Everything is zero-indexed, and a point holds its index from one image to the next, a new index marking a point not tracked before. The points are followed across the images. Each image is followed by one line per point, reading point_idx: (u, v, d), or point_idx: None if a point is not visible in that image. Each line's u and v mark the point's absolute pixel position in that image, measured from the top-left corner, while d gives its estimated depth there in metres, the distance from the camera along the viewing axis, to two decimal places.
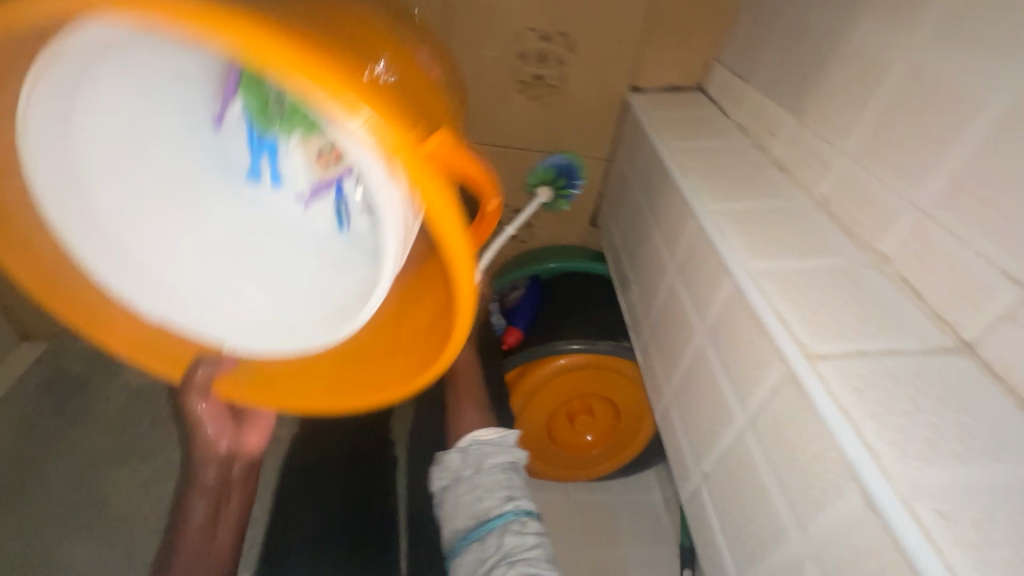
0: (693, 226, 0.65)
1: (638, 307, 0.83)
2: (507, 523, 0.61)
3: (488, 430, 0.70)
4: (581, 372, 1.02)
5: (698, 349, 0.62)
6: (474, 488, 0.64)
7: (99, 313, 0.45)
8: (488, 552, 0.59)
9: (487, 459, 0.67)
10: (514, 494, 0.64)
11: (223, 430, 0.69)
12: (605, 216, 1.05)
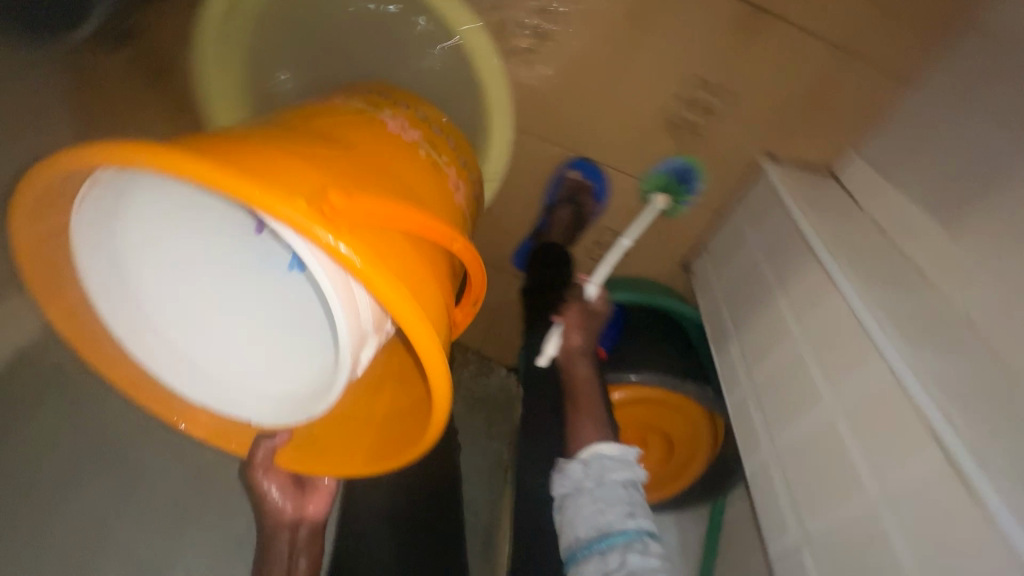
0: (838, 306, 0.69)
1: (738, 362, 0.87)
2: (629, 539, 0.72)
3: (611, 449, 0.82)
4: (644, 402, 1.05)
5: (824, 421, 0.65)
6: (596, 502, 0.76)
7: (148, 386, 0.65)
8: (612, 563, 0.70)
9: (610, 475, 0.79)
10: (634, 512, 0.75)
11: (289, 498, 0.79)
12: (706, 265, 1.09)
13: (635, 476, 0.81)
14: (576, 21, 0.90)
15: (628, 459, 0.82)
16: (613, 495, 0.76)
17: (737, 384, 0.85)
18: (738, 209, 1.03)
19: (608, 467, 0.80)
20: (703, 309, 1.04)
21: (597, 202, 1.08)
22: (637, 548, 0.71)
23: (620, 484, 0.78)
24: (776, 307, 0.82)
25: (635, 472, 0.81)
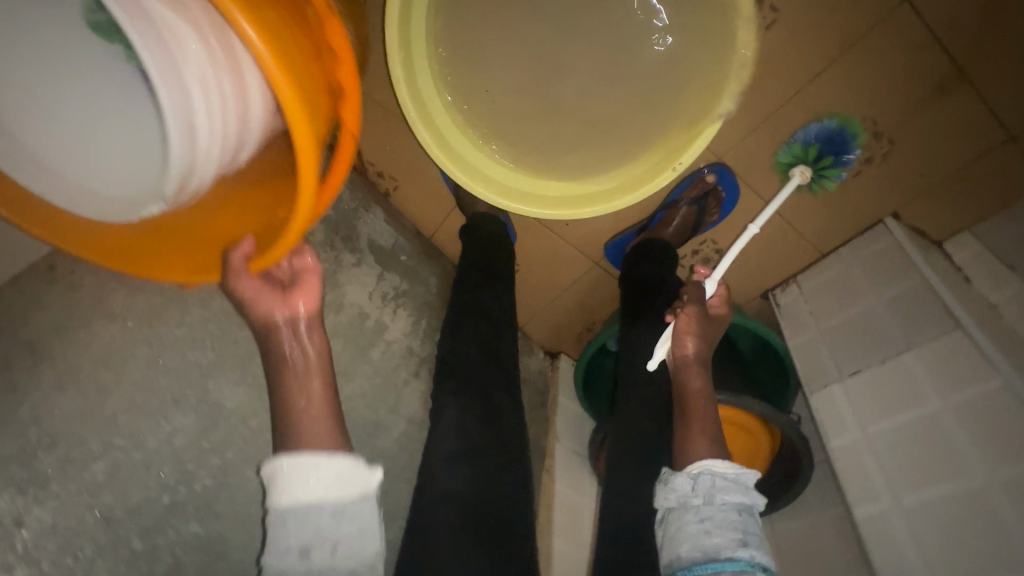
0: (996, 387, 0.72)
1: (842, 408, 0.90)
2: (735, 569, 0.65)
3: (725, 467, 0.74)
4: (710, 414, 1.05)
5: (977, 493, 0.68)
6: (704, 521, 0.69)
7: (98, 238, 0.64)
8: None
9: (721, 496, 0.71)
10: (747, 542, 0.67)
11: (277, 302, 0.68)
12: (795, 301, 1.11)
13: (752, 501, 0.73)
14: (787, 25, 0.84)
15: (745, 482, 0.74)
16: (724, 517, 0.69)
17: (844, 430, 0.87)
18: (848, 256, 1.05)
19: (720, 485, 0.72)
20: (792, 344, 1.06)
21: (720, 214, 1.07)
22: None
23: (733, 508, 0.71)
24: (902, 366, 0.85)
25: (751, 496, 0.73)
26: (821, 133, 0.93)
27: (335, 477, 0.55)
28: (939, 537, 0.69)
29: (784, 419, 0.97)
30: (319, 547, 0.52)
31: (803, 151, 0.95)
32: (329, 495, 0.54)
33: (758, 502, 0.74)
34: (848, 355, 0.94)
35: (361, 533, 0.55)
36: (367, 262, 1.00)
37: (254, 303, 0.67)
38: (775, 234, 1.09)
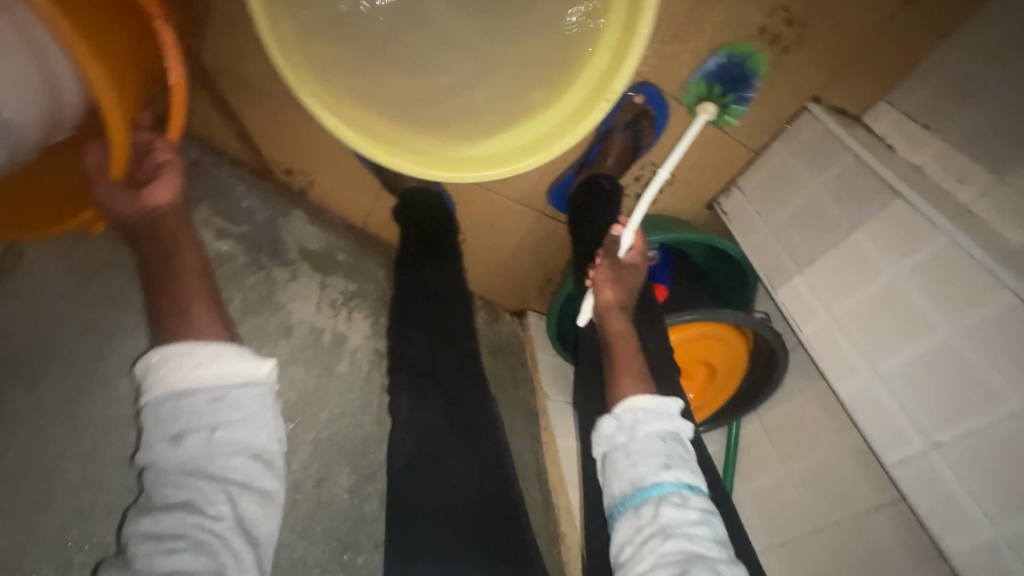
0: (940, 242, 0.76)
1: (805, 295, 0.93)
2: (660, 490, 0.67)
3: (645, 401, 0.77)
4: (685, 335, 1.07)
5: (943, 346, 0.73)
6: (629, 454, 0.72)
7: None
8: (643, 514, 0.67)
9: (642, 427, 0.74)
10: (669, 461, 0.70)
11: (134, 196, 0.68)
12: (739, 204, 1.13)
13: (676, 427, 0.75)
14: None
15: (664, 409, 0.76)
16: (646, 446, 0.72)
17: (813, 318, 0.91)
18: (781, 149, 1.07)
19: (641, 418, 0.75)
20: (746, 247, 1.08)
21: (654, 134, 1.04)
22: (671, 499, 0.66)
23: (657, 436, 0.73)
24: (853, 245, 0.88)
25: (674, 423, 0.75)
26: (721, 69, 0.94)
27: (215, 364, 0.56)
28: (917, 393, 0.74)
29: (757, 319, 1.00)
30: (192, 432, 0.54)
31: (703, 86, 0.96)
32: (206, 379, 0.55)
33: (683, 426, 0.76)
34: (802, 244, 0.97)
35: (247, 422, 0.56)
36: (304, 273, 0.90)
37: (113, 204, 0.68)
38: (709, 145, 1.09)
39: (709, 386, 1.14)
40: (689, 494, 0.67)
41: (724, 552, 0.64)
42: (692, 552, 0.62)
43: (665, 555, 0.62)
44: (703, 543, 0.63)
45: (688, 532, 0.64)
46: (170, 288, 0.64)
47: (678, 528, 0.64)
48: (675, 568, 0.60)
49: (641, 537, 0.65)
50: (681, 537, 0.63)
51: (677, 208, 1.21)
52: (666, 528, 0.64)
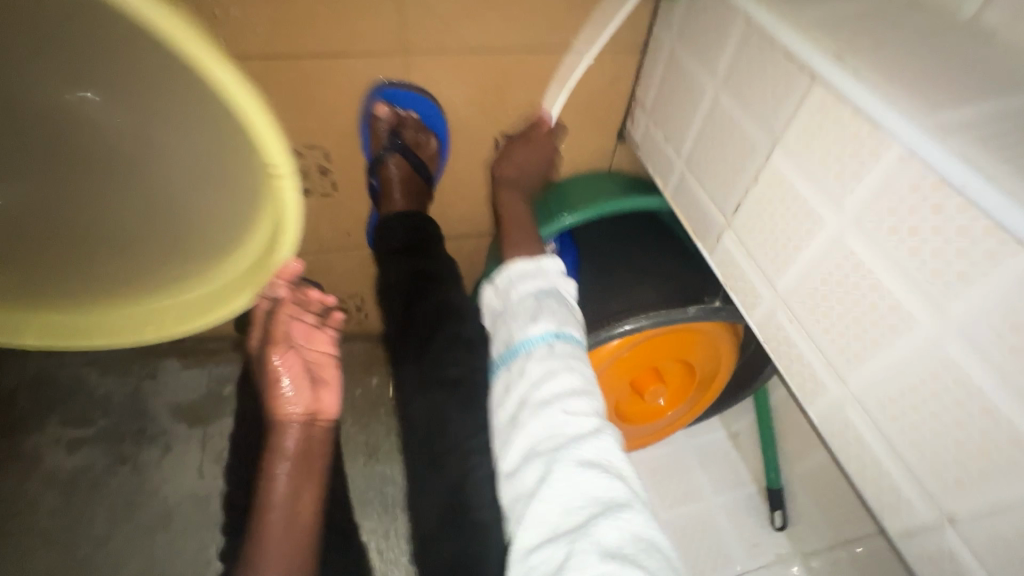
0: (893, 156, 0.41)
1: (742, 262, 0.61)
2: (527, 350, 0.59)
3: (519, 260, 0.66)
4: (644, 342, 0.79)
5: (928, 350, 0.40)
6: (503, 319, 0.63)
7: None
8: (513, 377, 0.59)
9: (516, 288, 0.64)
10: (538, 316, 0.60)
11: (300, 388, 0.58)
12: (646, 129, 0.78)
13: (553, 283, 0.65)
14: None
15: (540, 267, 0.64)
16: (520, 306, 0.63)
17: (757, 297, 0.59)
18: (666, 32, 0.69)
19: (513, 281, 0.65)
20: (666, 193, 0.76)
21: (438, 137, 0.78)
22: (537, 359, 0.58)
23: (529, 295, 0.63)
24: (773, 177, 0.54)
25: (550, 278, 0.64)
26: None
27: None
28: (904, 425, 0.44)
29: (692, 306, 0.72)
30: None
31: None
32: None
33: (563, 281, 0.66)
34: (721, 182, 0.63)
35: None
36: (179, 438, 0.84)
37: (273, 376, 0.58)
38: (563, 73, 0.75)
39: (691, 379, 0.87)
40: (559, 351, 0.58)
41: (603, 423, 0.55)
42: (561, 432, 0.54)
43: (535, 437, 0.55)
44: (578, 417, 0.54)
45: (562, 403, 0.55)
46: (261, 538, 0.52)
47: (550, 399, 0.56)
48: (540, 453, 0.53)
49: (510, 402, 0.59)
50: (552, 410, 0.55)
51: (578, 160, 0.88)
52: (538, 400, 0.56)
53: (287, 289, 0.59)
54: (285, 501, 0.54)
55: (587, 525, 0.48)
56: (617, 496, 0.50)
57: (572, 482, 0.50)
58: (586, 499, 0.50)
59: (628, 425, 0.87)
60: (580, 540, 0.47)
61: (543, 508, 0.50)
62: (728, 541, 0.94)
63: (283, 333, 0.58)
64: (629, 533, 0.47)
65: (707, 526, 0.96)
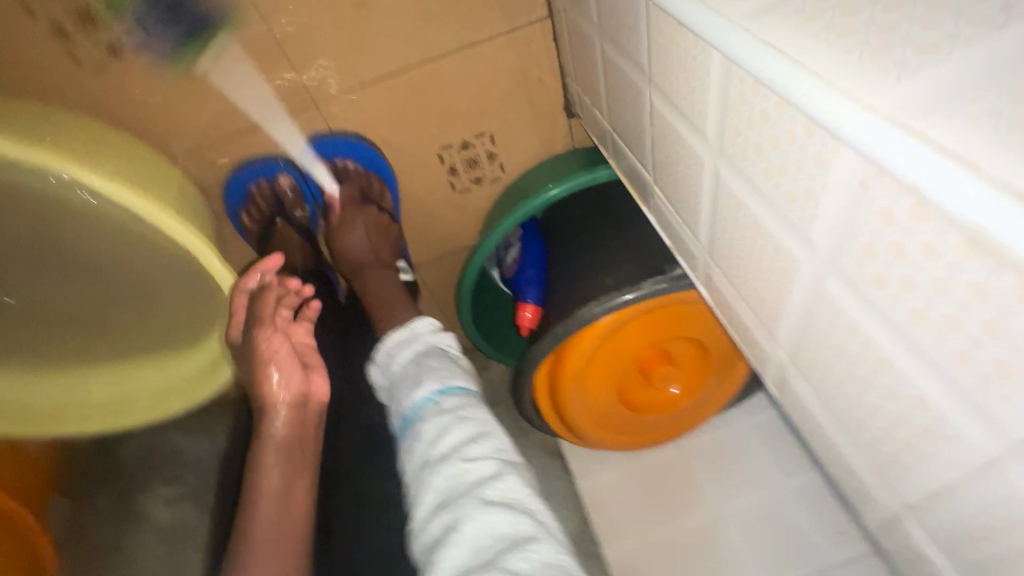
0: (717, 63, 0.33)
1: (675, 220, 0.53)
2: (418, 415, 0.56)
3: (395, 332, 0.64)
4: (634, 324, 0.71)
5: (816, 293, 0.31)
6: (389, 389, 0.59)
7: None
8: (408, 445, 0.55)
9: (396, 359, 0.61)
10: (421, 379, 0.58)
11: (287, 372, 0.57)
12: (582, 100, 0.72)
13: (433, 344, 0.63)
14: None
15: (413, 332, 0.63)
16: (402, 371, 0.60)
17: (695, 255, 0.51)
18: None
19: (392, 352, 0.62)
20: (615, 164, 0.69)
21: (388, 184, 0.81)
22: (428, 418, 0.55)
23: (411, 362, 0.61)
24: (662, 121, 0.46)
25: (429, 341, 0.63)
26: None
27: None
28: (832, 388, 0.34)
29: (644, 279, 0.65)
30: None
31: None
32: None
33: (443, 341, 0.64)
34: (636, 139, 0.56)
35: None
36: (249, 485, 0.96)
37: (261, 359, 0.56)
38: (476, 69, 0.72)
39: (707, 359, 0.77)
40: (447, 406, 0.56)
41: (505, 461, 0.53)
42: (463, 478, 0.51)
43: (439, 493, 0.50)
44: (476, 462, 0.52)
45: (459, 452, 0.52)
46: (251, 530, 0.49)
47: (447, 451, 0.52)
48: (443, 503, 0.49)
49: (410, 469, 0.54)
50: (450, 462, 0.51)
51: (536, 150, 0.84)
52: (435, 456, 0.52)
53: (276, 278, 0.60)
54: (279, 488, 0.52)
55: (497, 558, 0.45)
56: (524, 530, 0.48)
57: (481, 526, 0.47)
58: (493, 536, 0.47)
59: (642, 415, 0.81)
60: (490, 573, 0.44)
61: (450, 554, 0.46)
62: (808, 531, 0.80)
63: (270, 313, 0.57)
64: (539, 563, 0.46)
65: (782, 514, 0.82)
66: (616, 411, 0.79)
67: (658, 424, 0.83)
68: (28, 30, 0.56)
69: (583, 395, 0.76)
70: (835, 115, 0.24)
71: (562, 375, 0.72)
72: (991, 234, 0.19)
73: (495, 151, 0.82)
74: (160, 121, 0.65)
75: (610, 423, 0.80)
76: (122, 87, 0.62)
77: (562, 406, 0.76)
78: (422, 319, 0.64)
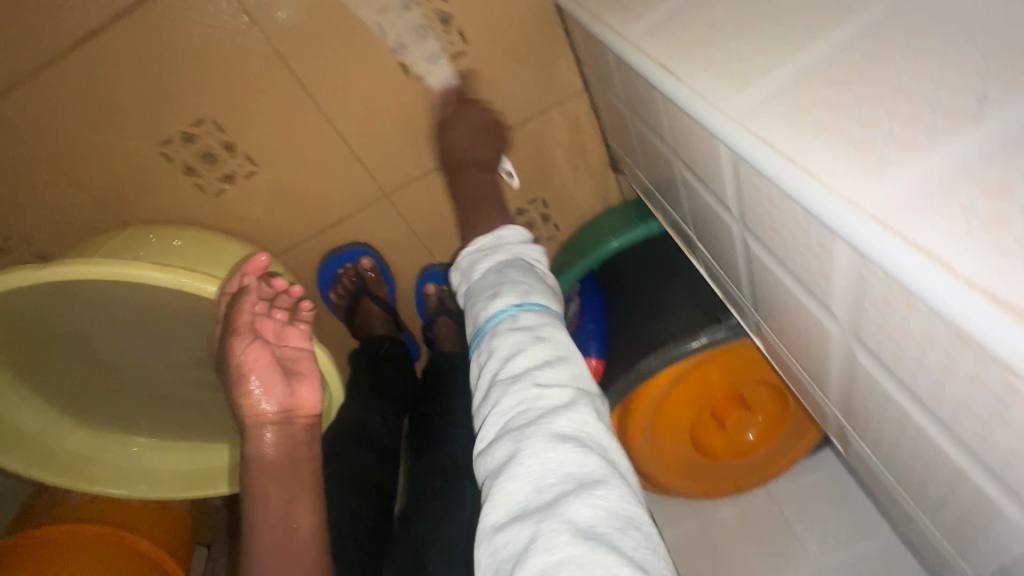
0: (725, 152, 0.36)
1: (722, 275, 0.55)
2: (492, 328, 0.53)
3: (482, 242, 0.64)
4: (700, 371, 0.71)
5: (851, 361, 0.32)
6: (470, 296, 0.59)
7: None
8: (483, 358, 0.51)
9: (478, 268, 0.61)
10: (499, 291, 0.55)
11: (270, 385, 0.56)
12: (626, 159, 0.76)
13: (520, 256, 0.61)
14: (224, 109, 0.67)
15: (499, 238, 0.63)
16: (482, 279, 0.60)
17: (745, 309, 0.52)
18: (589, 70, 0.69)
19: (475, 260, 0.63)
20: (662, 218, 0.71)
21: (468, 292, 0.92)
22: (503, 330, 0.51)
23: (491, 272, 0.59)
24: (693, 187, 0.49)
25: (512, 252, 0.61)
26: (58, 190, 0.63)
27: None
28: (891, 450, 0.34)
29: (703, 329, 0.65)
30: None
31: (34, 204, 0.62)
32: None
33: (527, 254, 0.62)
34: (676, 198, 0.58)
35: None
36: None
37: (239, 372, 0.55)
38: (523, 145, 0.79)
39: (785, 401, 0.74)
40: (523, 320, 0.52)
41: (578, 391, 0.47)
42: (533, 404, 0.45)
43: (504, 416, 0.46)
44: (549, 388, 0.46)
45: (533, 373, 0.47)
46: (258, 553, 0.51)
47: (519, 373, 0.47)
48: (510, 429, 0.44)
49: (481, 381, 0.51)
50: (520, 384, 0.46)
51: (587, 207, 0.89)
52: (506, 375, 0.48)
53: (256, 277, 0.60)
54: (279, 515, 0.52)
55: (557, 501, 0.38)
56: (593, 470, 0.40)
57: (546, 461, 0.41)
58: (558, 475, 0.40)
59: (720, 463, 0.79)
60: (548, 519, 0.37)
61: (510, 488, 0.41)
62: None
63: (247, 321, 0.56)
64: (605, 512, 0.38)
65: (893, 562, 0.76)
66: (691, 457, 0.78)
67: (739, 470, 0.80)
68: (170, 178, 0.71)
69: (655, 444, 0.76)
70: (823, 214, 0.26)
71: (630, 427, 0.73)
72: (972, 327, 0.20)
73: (548, 213, 0.88)
74: (265, 227, 0.78)
75: (687, 471, 0.79)
76: (234, 205, 0.75)
77: (634, 455, 0.76)
78: (509, 231, 0.64)
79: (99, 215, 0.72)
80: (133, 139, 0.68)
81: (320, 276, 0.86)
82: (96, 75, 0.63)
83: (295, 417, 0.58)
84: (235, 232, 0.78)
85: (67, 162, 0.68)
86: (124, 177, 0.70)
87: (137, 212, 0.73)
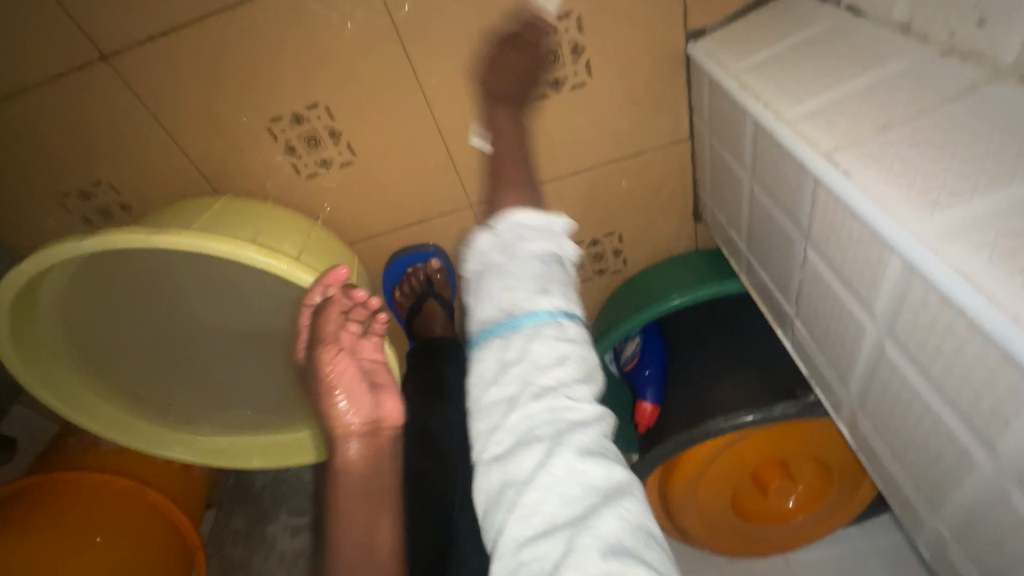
0: (898, 264, 0.36)
1: (817, 358, 0.55)
2: (531, 326, 0.48)
3: (528, 218, 0.57)
4: (757, 437, 0.72)
5: (999, 496, 0.33)
6: (504, 277, 0.52)
7: None
8: (510, 355, 0.48)
9: (522, 247, 0.54)
10: (547, 288, 0.50)
11: (357, 398, 0.55)
12: (716, 214, 0.77)
13: (558, 254, 0.56)
14: (342, 99, 0.67)
15: (548, 229, 0.56)
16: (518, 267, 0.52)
17: (838, 398, 0.53)
18: (704, 124, 0.69)
19: (520, 237, 0.55)
20: (746, 279, 0.72)
21: None
22: (546, 334, 0.48)
23: (537, 261, 0.53)
24: (816, 272, 0.49)
25: (557, 246, 0.55)
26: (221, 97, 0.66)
27: None
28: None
29: (775, 403, 0.67)
30: None
31: None
32: None
33: (568, 253, 0.56)
34: (780, 271, 0.59)
35: None
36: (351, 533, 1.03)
37: (326, 383, 0.54)
38: (615, 180, 0.80)
39: (830, 475, 0.75)
40: (567, 330, 0.49)
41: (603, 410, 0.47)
42: (567, 417, 0.44)
43: (535, 423, 0.44)
44: (583, 404, 0.45)
45: (568, 388, 0.45)
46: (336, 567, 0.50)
47: (554, 384, 0.46)
48: (539, 438, 0.43)
49: (504, 379, 0.47)
50: (556, 394, 0.45)
51: (658, 248, 0.89)
52: (540, 383, 0.46)
53: (337, 289, 0.57)
54: (359, 533, 0.51)
55: (589, 517, 0.39)
56: (622, 492, 0.42)
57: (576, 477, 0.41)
58: (588, 492, 0.41)
59: (753, 524, 0.80)
60: (581, 535, 0.38)
61: (538, 500, 0.41)
62: None
63: (333, 333, 0.54)
64: (631, 529, 0.39)
65: None
66: (728, 515, 0.79)
67: (769, 533, 0.81)
68: (271, 154, 0.71)
69: (696, 497, 0.77)
70: None
71: (677, 479, 0.74)
72: None
73: (620, 248, 0.88)
74: (347, 216, 0.78)
75: (719, 528, 0.80)
76: (325, 191, 0.75)
77: (674, 506, 0.77)
78: (555, 220, 0.57)
79: (192, 178, 0.72)
80: (244, 113, 0.67)
81: (387, 271, 0.87)
82: (224, 45, 0.62)
83: (381, 428, 0.56)
84: (317, 214, 0.78)
85: (178, 123, 0.68)
86: (225, 146, 0.70)
87: (232, 182, 0.73)
